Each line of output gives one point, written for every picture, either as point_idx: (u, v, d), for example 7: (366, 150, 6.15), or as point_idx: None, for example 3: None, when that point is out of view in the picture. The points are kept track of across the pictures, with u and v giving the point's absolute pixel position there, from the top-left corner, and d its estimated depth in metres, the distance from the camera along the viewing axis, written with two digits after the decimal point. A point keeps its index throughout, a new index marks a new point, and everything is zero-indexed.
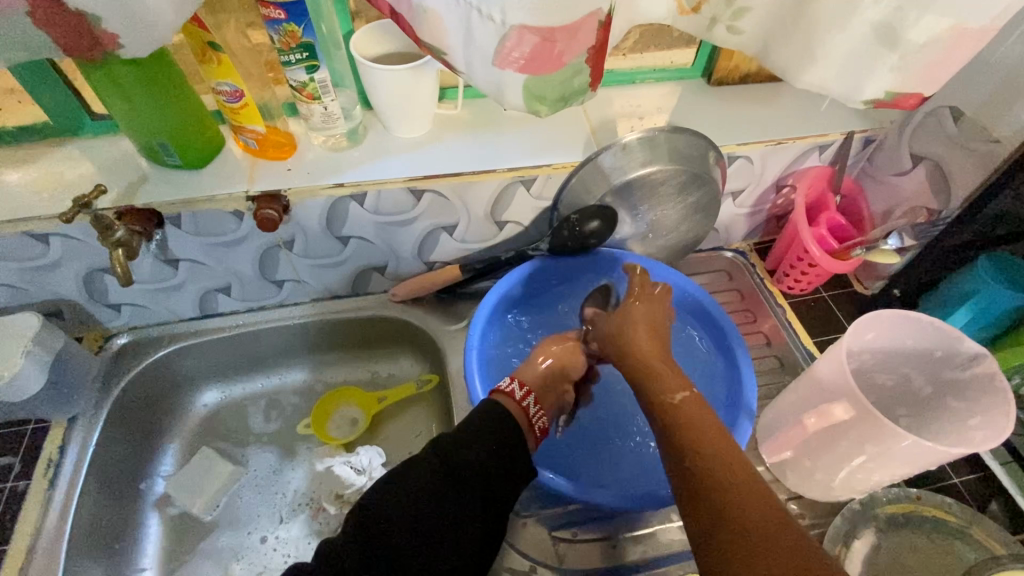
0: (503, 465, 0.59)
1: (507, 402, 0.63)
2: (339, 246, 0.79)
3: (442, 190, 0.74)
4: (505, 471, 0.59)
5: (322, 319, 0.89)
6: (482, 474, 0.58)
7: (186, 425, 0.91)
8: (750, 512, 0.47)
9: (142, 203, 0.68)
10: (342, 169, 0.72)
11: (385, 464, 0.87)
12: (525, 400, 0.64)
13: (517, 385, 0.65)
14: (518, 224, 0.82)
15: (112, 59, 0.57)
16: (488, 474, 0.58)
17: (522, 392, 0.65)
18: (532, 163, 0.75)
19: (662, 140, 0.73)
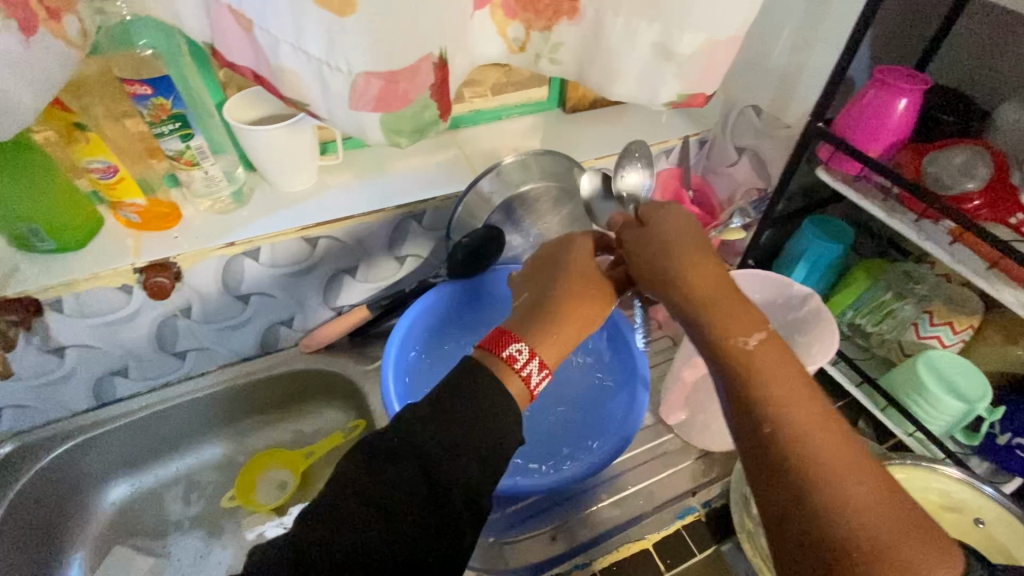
0: (489, 441, 0.47)
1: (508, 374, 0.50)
2: (240, 305, 0.80)
3: (336, 234, 0.78)
4: (488, 456, 0.47)
5: (234, 385, 0.87)
6: (459, 464, 0.46)
7: (93, 529, 0.84)
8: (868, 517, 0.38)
9: (17, 292, 0.66)
10: (232, 229, 0.74)
11: None
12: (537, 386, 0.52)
13: (535, 360, 0.51)
14: (417, 256, 0.88)
15: None
16: (467, 469, 0.46)
17: (543, 380, 0.52)
18: (418, 198, 0.81)
19: (533, 162, 0.84)
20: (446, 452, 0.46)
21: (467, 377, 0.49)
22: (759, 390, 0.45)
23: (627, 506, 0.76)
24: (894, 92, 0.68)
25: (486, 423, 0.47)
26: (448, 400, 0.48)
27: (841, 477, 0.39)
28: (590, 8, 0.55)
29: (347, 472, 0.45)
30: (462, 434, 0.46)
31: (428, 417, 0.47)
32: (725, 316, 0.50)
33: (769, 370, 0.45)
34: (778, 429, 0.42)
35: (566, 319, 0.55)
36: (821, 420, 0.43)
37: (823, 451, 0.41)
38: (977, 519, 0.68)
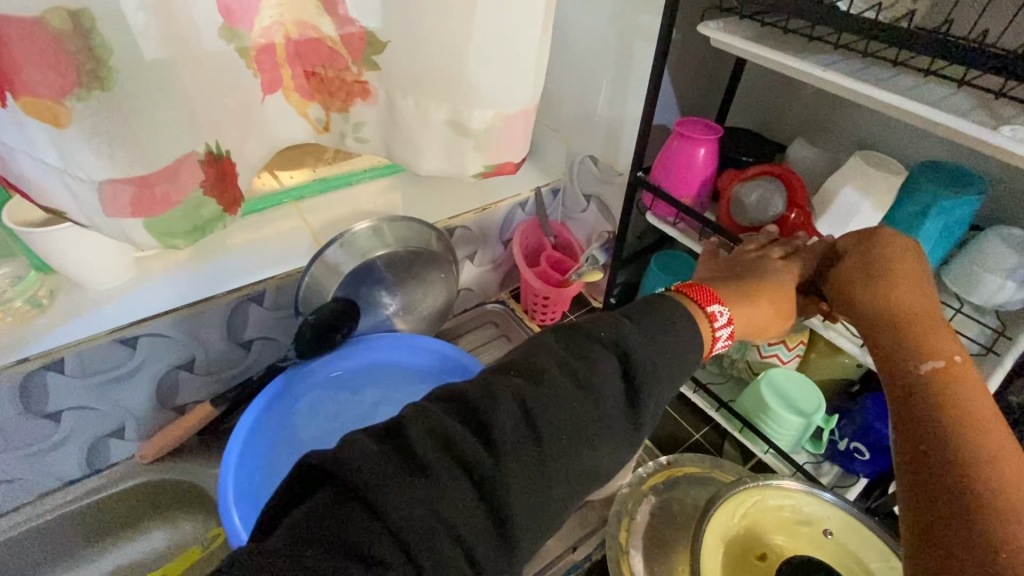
0: (665, 351, 0.43)
1: (705, 327, 0.48)
2: (51, 424, 0.70)
3: (161, 329, 0.71)
4: (665, 354, 0.43)
5: (58, 514, 0.76)
6: (645, 352, 0.42)
7: None
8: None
9: None
10: (28, 341, 0.65)
11: None
12: (720, 332, 0.49)
13: (729, 328, 0.50)
14: (265, 339, 0.82)
15: None
16: (650, 360, 0.42)
17: (724, 346, 0.50)
18: (256, 278, 0.77)
19: (386, 228, 0.82)
20: (640, 337, 0.43)
21: (659, 301, 0.48)
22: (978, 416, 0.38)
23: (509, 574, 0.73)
24: (693, 142, 0.73)
25: (667, 335, 0.44)
26: (644, 317, 0.45)
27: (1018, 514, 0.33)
28: (381, 89, 0.55)
29: (557, 348, 0.43)
30: (674, 330, 0.45)
31: (629, 321, 0.44)
32: (934, 335, 0.45)
33: (974, 389, 0.40)
34: (979, 454, 0.36)
35: (757, 300, 0.54)
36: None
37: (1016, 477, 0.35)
38: (826, 530, 0.71)
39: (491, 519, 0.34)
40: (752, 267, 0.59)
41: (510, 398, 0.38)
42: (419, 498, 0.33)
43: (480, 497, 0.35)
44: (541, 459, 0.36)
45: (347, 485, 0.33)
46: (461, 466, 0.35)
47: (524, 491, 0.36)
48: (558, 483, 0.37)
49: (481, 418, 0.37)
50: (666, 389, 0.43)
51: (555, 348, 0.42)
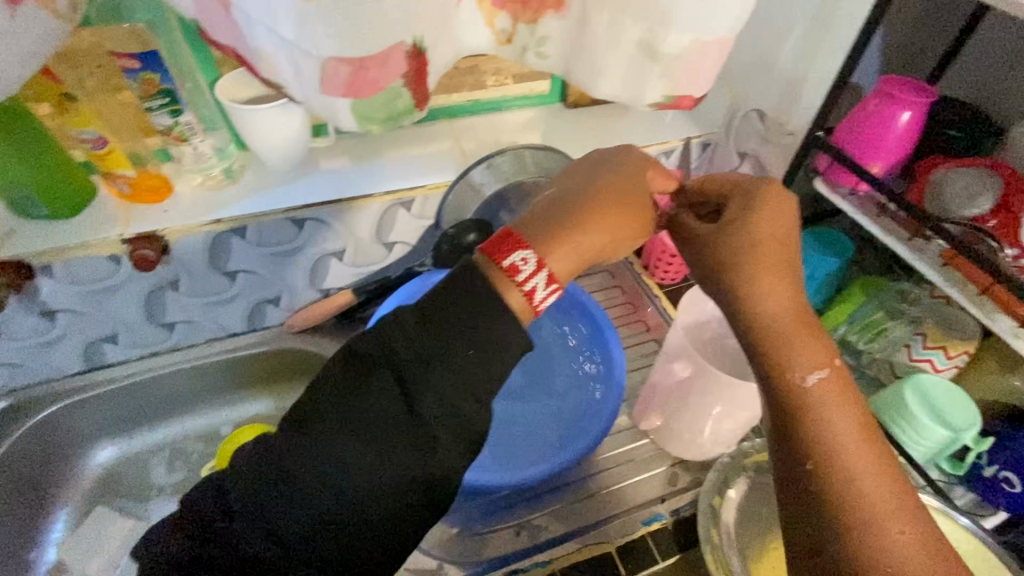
0: (449, 366, 0.41)
1: (458, 289, 0.42)
2: (227, 281, 0.82)
3: (324, 217, 0.80)
4: (438, 375, 0.41)
5: (219, 358, 0.89)
6: (426, 390, 0.40)
7: (81, 484, 0.87)
8: None
9: (10, 254, 0.68)
10: (220, 206, 0.75)
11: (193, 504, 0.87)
12: (526, 277, 0.44)
13: (543, 274, 0.44)
14: (404, 244, 0.88)
15: None
16: (441, 392, 0.41)
17: (550, 292, 0.45)
18: (408, 185, 0.82)
19: (528, 156, 0.83)
20: (410, 354, 0.41)
21: (456, 284, 0.43)
22: (846, 465, 0.42)
23: (595, 508, 0.76)
24: (897, 104, 0.66)
25: (471, 320, 0.41)
26: (443, 316, 0.42)
27: (887, 526, 0.41)
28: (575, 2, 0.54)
29: (343, 364, 0.42)
30: (476, 314, 0.42)
31: (415, 321, 0.42)
32: (806, 338, 0.46)
33: (826, 409, 0.44)
34: (844, 512, 0.42)
35: (588, 225, 0.48)
36: (874, 476, 0.42)
37: (859, 499, 0.41)
38: None
39: (428, 466, 0.41)
40: (628, 174, 0.52)
41: (261, 451, 0.42)
42: (308, 477, 0.40)
43: (407, 450, 0.40)
44: (337, 498, 0.40)
45: (215, 495, 0.43)
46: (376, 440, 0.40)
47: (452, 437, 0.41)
48: (406, 449, 0.40)
49: (263, 469, 0.41)
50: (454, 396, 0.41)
51: (332, 370, 0.43)
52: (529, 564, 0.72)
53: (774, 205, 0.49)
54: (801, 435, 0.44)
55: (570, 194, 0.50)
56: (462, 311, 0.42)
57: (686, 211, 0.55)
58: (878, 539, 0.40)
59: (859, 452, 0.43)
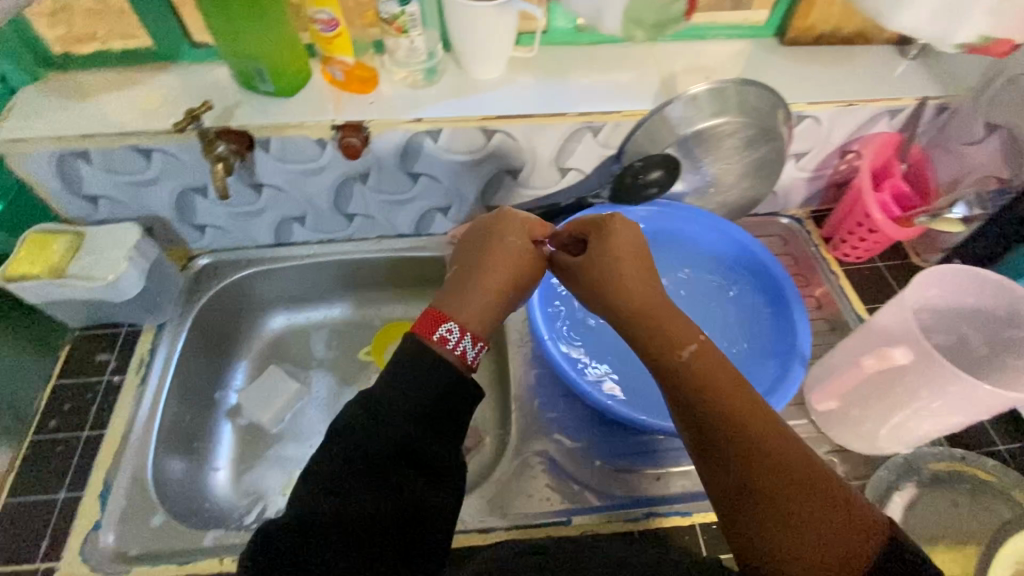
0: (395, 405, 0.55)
1: (445, 352, 0.59)
2: (409, 182, 0.85)
3: (514, 132, 0.78)
4: (382, 423, 0.55)
5: (385, 255, 0.95)
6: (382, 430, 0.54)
7: (256, 344, 0.97)
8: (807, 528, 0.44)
9: (238, 123, 0.73)
10: (420, 105, 0.76)
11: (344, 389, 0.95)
12: (460, 344, 0.60)
13: (465, 337, 0.60)
14: (579, 171, 0.85)
15: None
16: (405, 416, 0.55)
17: (476, 351, 0.61)
18: (603, 109, 0.77)
19: (731, 93, 0.75)
20: (399, 395, 0.56)
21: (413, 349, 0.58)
22: (735, 412, 0.50)
23: None
24: None
25: (419, 383, 0.56)
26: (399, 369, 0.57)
27: (797, 482, 0.46)
28: None
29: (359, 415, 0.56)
30: (418, 361, 0.57)
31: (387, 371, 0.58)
32: (672, 318, 0.58)
33: (713, 374, 0.53)
34: (738, 434, 0.49)
35: (491, 277, 0.63)
36: (772, 432, 0.49)
37: (771, 456, 0.47)
38: None
39: (436, 458, 0.55)
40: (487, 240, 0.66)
41: (269, 529, 0.51)
42: (352, 499, 0.52)
43: (425, 448, 0.55)
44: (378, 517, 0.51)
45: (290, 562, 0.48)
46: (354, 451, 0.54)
47: (420, 428, 0.55)
48: (443, 423, 0.57)
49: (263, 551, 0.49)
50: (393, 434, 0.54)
51: (372, 386, 0.57)
52: (668, 511, 0.71)
53: (609, 226, 0.62)
54: (724, 436, 0.49)
55: (462, 262, 0.66)
56: (412, 364, 0.57)
57: (558, 249, 0.66)
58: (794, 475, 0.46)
59: (765, 418, 0.49)
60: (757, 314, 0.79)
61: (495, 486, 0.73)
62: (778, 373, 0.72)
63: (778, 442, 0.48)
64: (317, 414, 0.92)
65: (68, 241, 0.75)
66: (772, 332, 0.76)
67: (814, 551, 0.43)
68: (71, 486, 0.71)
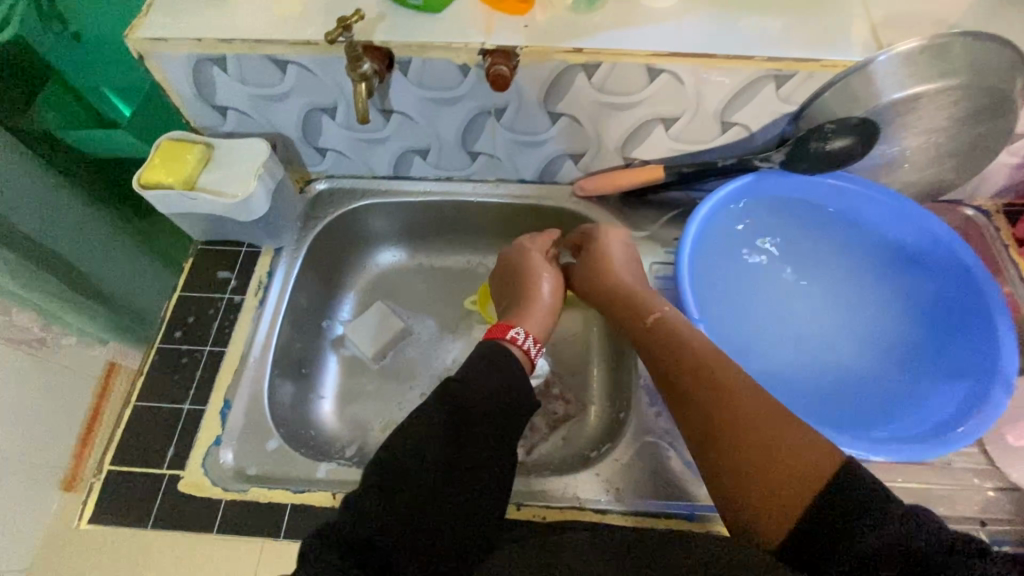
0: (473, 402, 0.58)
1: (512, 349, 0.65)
2: (548, 123, 0.76)
3: (683, 74, 0.67)
4: (464, 418, 0.57)
5: (503, 201, 0.88)
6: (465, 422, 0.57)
7: (362, 277, 0.94)
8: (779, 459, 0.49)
9: (381, 39, 0.66)
10: (581, 34, 0.66)
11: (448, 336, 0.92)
12: (528, 345, 0.67)
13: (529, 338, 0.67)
14: (745, 127, 0.73)
15: None
16: (484, 417, 0.57)
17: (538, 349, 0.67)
18: (798, 55, 0.64)
19: (958, 49, 0.61)
20: (478, 394, 0.58)
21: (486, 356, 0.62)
22: (706, 362, 0.59)
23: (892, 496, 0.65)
24: None
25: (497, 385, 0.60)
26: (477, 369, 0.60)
27: (762, 412, 0.53)
28: None
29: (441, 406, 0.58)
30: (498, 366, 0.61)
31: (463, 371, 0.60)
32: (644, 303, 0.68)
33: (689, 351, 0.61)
34: (712, 383, 0.57)
35: (535, 296, 0.72)
36: (738, 378, 0.56)
37: (729, 410, 0.54)
38: None
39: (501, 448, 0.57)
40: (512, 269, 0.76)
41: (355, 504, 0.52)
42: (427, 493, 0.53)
43: (487, 446, 0.56)
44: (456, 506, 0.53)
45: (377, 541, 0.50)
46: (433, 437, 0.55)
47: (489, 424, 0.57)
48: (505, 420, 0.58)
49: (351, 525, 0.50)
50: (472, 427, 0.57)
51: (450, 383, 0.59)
52: None
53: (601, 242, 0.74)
54: (701, 400, 0.56)
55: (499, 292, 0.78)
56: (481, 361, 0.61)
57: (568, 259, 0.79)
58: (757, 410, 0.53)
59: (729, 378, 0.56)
60: (937, 316, 0.68)
61: (609, 463, 0.69)
62: (969, 395, 0.62)
63: (737, 395, 0.55)
64: (419, 357, 0.90)
65: (200, 150, 0.73)
66: (955, 342, 0.66)
67: (787, 468, 0.48)
68: (195, 398, 0.72)
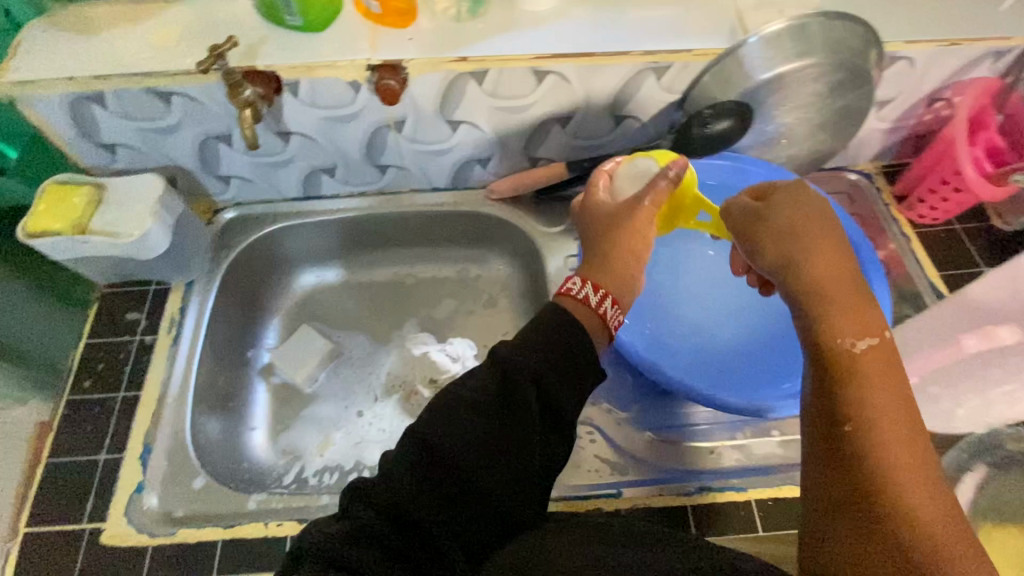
0: (506, 399, 0.49)
1: (566, 302, 0.55)
2: (449, 131, 0.77)
3: (568, 73, 0.69)
4: (501, 419, 0.48)
5: (417, 211, 0.88)
6: (496, 409, 0.49)
7: (286, 302, 0.93)
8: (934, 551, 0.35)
9: (264, 63, 0.65)
10: (465, 42, 0.67)
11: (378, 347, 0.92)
12: (601, 306, 0.55)
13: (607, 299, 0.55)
14: (636, 119, 0.76)
15: None
16: (536, 410, 0.49)
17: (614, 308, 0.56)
18: (670, 47, 0.68)
19: (816, 30, 0.65)
20: (527, 381, 0.49)
21: (553, 320, 0.53)
22: (861, 394, 0.40)
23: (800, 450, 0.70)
24: None
25: (567, 361, 0.51)
26: (535, 340, 0.51)
27: (896, 473, 0.38)
28: None
29: (482, 396, 0.49)
30: (559, 334, 0.51)
31: (543, 358, 0.50)
32: (856, 310, 0.44)
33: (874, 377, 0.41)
34: (860, 415, 0.40)
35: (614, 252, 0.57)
36: (886, 408, 0.40)
37: (876, 468, 0.38)
38: None
39: (552, 435, 0.49)
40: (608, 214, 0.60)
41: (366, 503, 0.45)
42: (466, 460, 0.46)
43: (531, 439, 0.48)
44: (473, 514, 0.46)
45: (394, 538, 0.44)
46: (478, 408, 0.48)
47: (536, 395, 0.49)
48: (558, 391, 0.50)
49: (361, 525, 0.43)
50: (513, 429, 0.48)
51: (506, 357, 0.50)
52: (723, 487, 0.67)
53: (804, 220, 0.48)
54: (851, 452, 0.39)
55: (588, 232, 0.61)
56: (538, 328, 0.52)
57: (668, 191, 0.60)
58: (902, 468, 0.38)
59: (913, 450, 0.38)
60: None
61: None
62: None
63: (911, 464, 0.38)
64: (351, 373, 0.89)
65: (89, 192, 0.71)
66: None
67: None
68: (112, 446, 0.71)
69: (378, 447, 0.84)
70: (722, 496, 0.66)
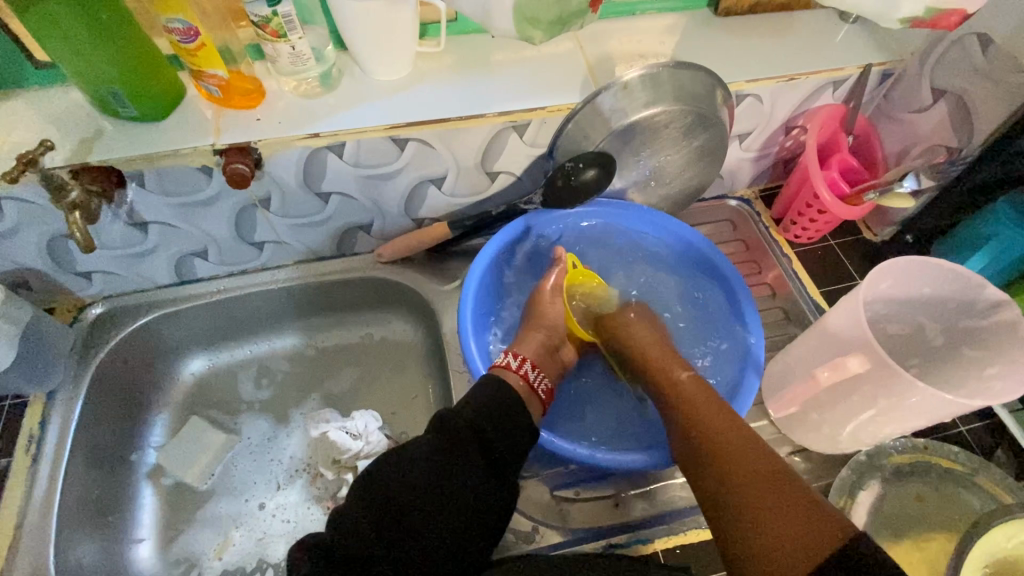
0: (453, 450, 0.55)
1: (507, 376, 0.63)
2: (320, 203, 0.75)
3: (428, 138, 0.69)
4: (451, 468, 0.54)
5: (305, 283, 0.85)
6: (445, 460, 0.54)
7: (174, 394, 0.87)
8: (779, 512, 0.46)
9: (99, 159, 0.62)
10: (316, 118, 0.66)
11: (277, 429, 0.86)
12: (522, 369, 0.65)
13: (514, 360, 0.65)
14: (509, 174, 0.77)
15: (54, 7, 0.52)
16: (478, 463, 0.55)
17: (524, 366, 0.65)
18: (525, 106, 0.69)
19: (666, 77, 0.66)
20: (472, 433, 0.55)
21: (494, 385, 0.59)
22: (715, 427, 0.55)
23: None
24: None
25: (503, 417, 0.57)
26: (492, 408, 0.57)
27: (747, 464, 0.50)
28: None
29: (434, 446, 0.55)
30: (497, 405, 0.57)
31: (480, 413, 0.56)
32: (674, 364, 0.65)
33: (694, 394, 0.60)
34: (712, 440, 0.54)
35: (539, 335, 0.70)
36: (742, 441, 0.52)
37: (730, 470, 0.51)
38: None
39: (498, 484, 0.56)
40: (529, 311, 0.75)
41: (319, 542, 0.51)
42: (409, 509, 0.53)
43: (471, 488, 0.54)
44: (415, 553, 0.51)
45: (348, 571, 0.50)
46: (428, 460, 0.54)
47: (478, 451, 0.55)
48: (498, 447, 0.56)
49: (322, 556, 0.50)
50: (461, 476, 0.54)
51: (450, 415, 0.56)
52: (629, 541, 0.66)
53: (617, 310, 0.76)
54: (708, 459, 0.53)
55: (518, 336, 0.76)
56: (482, 390, 0.58)
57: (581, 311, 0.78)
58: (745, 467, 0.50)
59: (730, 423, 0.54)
60: (705, 311, 0.80)
61: None
62: (733, 380, 0.70)
63: (754, 464, 0.50)
64: (248, 461, 0.84)
65: None
66: (722, 330, 0.77)
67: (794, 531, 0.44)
68: None
69: (282, 540, 0.79)
70: (631, 550, 0.66)
